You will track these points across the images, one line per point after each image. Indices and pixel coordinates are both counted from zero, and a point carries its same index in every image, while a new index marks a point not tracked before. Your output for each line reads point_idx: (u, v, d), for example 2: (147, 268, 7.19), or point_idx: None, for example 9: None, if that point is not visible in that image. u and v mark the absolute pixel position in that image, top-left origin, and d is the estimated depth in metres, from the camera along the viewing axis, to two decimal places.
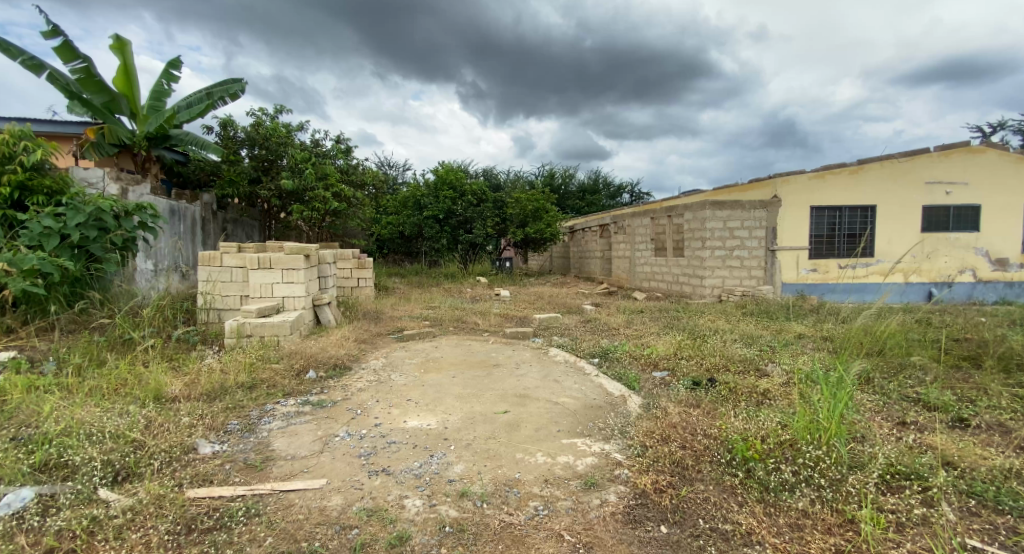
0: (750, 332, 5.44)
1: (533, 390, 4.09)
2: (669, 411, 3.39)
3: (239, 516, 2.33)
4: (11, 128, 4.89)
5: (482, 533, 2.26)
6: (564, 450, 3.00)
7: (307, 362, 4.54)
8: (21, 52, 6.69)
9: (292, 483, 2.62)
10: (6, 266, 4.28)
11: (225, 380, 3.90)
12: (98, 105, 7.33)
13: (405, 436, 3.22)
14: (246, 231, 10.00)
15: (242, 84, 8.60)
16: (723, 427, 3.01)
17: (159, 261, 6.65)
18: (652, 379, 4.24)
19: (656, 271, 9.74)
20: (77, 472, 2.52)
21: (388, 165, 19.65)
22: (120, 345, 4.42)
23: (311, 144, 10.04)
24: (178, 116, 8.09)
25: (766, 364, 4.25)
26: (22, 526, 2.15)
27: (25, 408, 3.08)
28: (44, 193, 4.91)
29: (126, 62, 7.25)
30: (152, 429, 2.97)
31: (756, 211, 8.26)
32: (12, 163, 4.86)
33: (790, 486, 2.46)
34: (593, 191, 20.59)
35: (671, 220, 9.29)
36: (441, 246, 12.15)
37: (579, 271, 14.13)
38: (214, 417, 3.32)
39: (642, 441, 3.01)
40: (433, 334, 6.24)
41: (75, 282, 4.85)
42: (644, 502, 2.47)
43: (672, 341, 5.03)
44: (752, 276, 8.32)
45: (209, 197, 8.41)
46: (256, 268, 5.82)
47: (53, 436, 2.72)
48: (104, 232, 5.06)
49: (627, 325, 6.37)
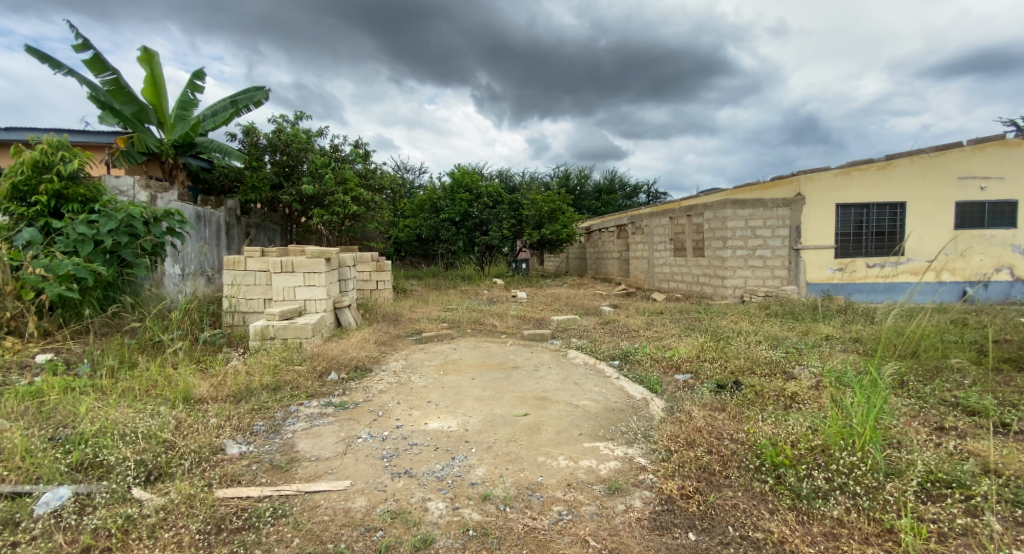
0: (774, 334, 5.33)
1: (553, 393, 4.07)
2: (693, 414, 3.34)
3: (266, 516, 2.36)
4: (50, 139, 5.01)
5: (506, 538, 2.25)
6: (586, 454, 2.97)
7: (329, 363, 4.60)
8: (56, 66, 6.95)
9: (317, 484, 2.65)
10: (43, 271, 4.42)
11: (251, 381, 3.97)
12: (129, 115, 7.56)
13: (427, 438, 3.23)
14: (268, 236, 10.19)
15: (265, 93, 8.80)
16: (750, 431, 2.95)
17: (186, 266, 6.80)
18: (675, 381, 4.18)
19: (676, 272, 9.62)
20: (111, 471, 2.58)
21: (404, 169, 19.83)
22: (150, 348, 4.54)
23: (330, 149, 10.19)
24: (203, 124, 8.29)
25: (794, 367, 4.15)
26: (60, 525, 2.20)
27: (62, 408, 3.18)
28: (78, 201, 5.07)
29: (154, 73, 7.45)
30: (182, 429, 3.04)
31: (779, 210, 8.11)
32: (49, 172, 4.98)
33: (824, 493, 2.38)
34: (609, 191, 20.49)
35: (690, 220, 9.16)
36: (457, 248, 12.19)
37: (596, 272, 14.06)
38: (240, 418, 3.38)
39: (666, 445, 2.97)
40: (451, 336, 6.27)
41: (107, 286, 5.00)
42: (671, 508, 2.43)
43: (695, 343, 4.96)
44: (775, 277, 8.16)
45: (233, 202, 8.60)
46: (279, 272, 5.90)
47: (88, 436, 2.80)
48: (134, 238, 5.21)
49: (647, 327, 6.30)
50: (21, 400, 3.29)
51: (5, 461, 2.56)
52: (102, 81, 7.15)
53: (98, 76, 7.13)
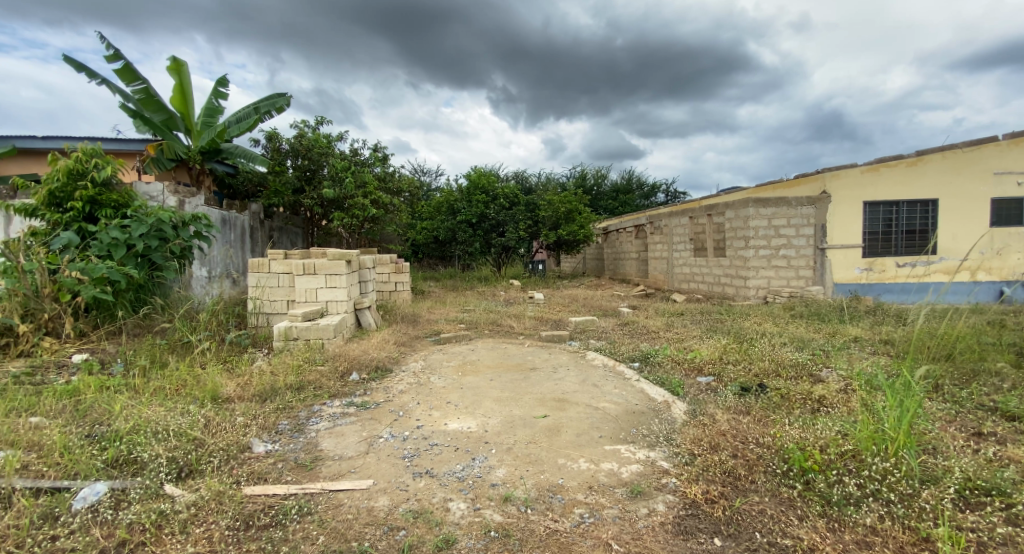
0: (799, 336, 5.21)
1: (572, 395, 4.05)
2: (717, 417, 3.28)
3: (292, 514, 2.41)
4: (84, 146, 5.17)
5: (528, 540, 2.25)
6: (607, 457, 2.95)
7: (351, 364, 4.66)
8: (89, 76, 7.19)
9: (340, 483, 2.68)
10: (79, 274, 4.58)
11: (275, 381, 4.04)
12: (158, 123, 7.79)
13: (447, 439, 3.25)
14: (291, 239, 10.37)
15: (287, 99, 8.96)
16: (776, 436, 2.89)
17: (213, 268, 6.97)
18: (697, 384, 4.12)
19: (696, 272, 9.48)
20: (145, 468, 2.65)
21: (421, 172, 20.00)
22: (180, 348, 4.65)
23: (350, 153, 10.33)
24: (228, 130, 8.48)
25: (821, 370, 4.06)
26: (97, 519, 2.27)
27: (98, 406, 3.29)
28: (111, 207, 5.24)
29: (182, 82, 7.65)
30: (211, 427, 3.11)
31: (803, 208, 7.92)
32: (84, 179, 5.13)
33: (855, 500, 2.33)
34: (626, 191, 20.34)
35: (711, 219, 9.04)
36: (474, 249, 12.23)
37: (614, 273, 13.96)
38: (266, 417, 3.45)
39: (689, 449, 2.93)
40: (470, 337, 6.30)
41: (139, 288, 5.15)
42: (696, 513, 2.40)
43: (717, 345, 4.88)
44: (800, 277, 8.01)
45: (257, 206, 8.78)
46: (302, 274, 6.01)
47: (123, 433, 2.89)
48: (164, 242, 5.36)
49: (667, 329, 6.23)
50: (59, 399, 3.41)
51: (45, 457, 2.65)
52: (134, 91, 7.38)
53: (129, 85, 7.35)
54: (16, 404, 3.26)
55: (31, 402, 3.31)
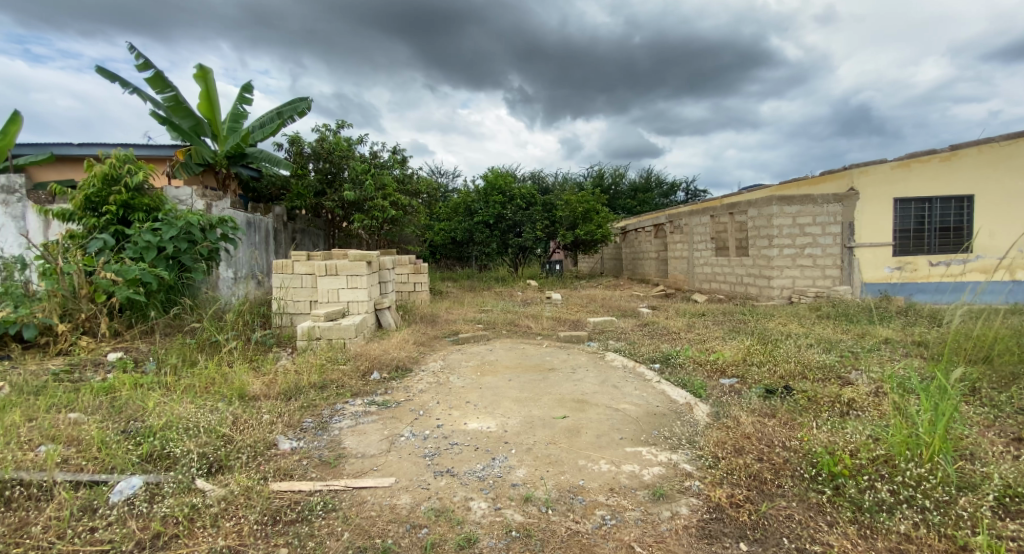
0: (827, 337, 5.09)
1: (591, 396, 4.03)
2: (741, 420, 3.23)
3: (318, 510, 2.45)
4: (117, 152, 5.33)
5: (550, 540, 2.25)
6: (628, 459, 2.93)
7: (372, 363, 4.72)
8: (121, 85, 7.43)
9: (364, 481, 2.72)
10: (114, 276, 4.75)
11: (300, 380, 4.12)
12: (186, 129, 8.00)
13: (467, 438, 3.27)
14: (312, 240, 10.54)
15: (308, 103, 9.12)
16: (804, 439, 2.83)
17: (239, 270, 7.12)
18: (720, 386, 4.07)
19: (718, 272, 9.34)
20: (177, 463, 2.73)
21: (437, 173, 20.16)
22: (208, 347, 4.77)
23: (370, 156, 10.48)
24: (253, 135, 8.67)
25: (850, 373, 3.96)
26: (133, 512, 2.34)
27: (132, 403, 3.40)
28: (143, 211, 5.41)
29: (208, 88, 7.83)
30: (239, 424, 3.19)
31: (829, 206, 7.77)
32: (118, 184, 5.30)
33: (888, 507, 2.26)
34: (645, 190, 20.17)
35: (733, 218, 8.90)
36: (491, 250, 12.28)
37: (632, 272, 13.85)
38: (291, 415, 3.51)
39: (713, 452, 2.89)
40: (488, 337, 6.33)
41: (169, 290, 5.30)
42: (721, 517, 2.37)
43: (741, 347, 4.80)
44: (826, 276, 7.85)
45: (280, 209, 8.95)
46: (324, 275, 6.10)
47: (157, 429, 2.97)
48: (192, 244, 5.51)
49: (688, 329, 6.16)
50: (96, 396, 3.53)
51: (83, 452, 2.74)
52: (163, 98, 7.60)
53: (159, 93, 7.57)
54: (56, 400, 3.39)
55: (69, 398, 3.44)
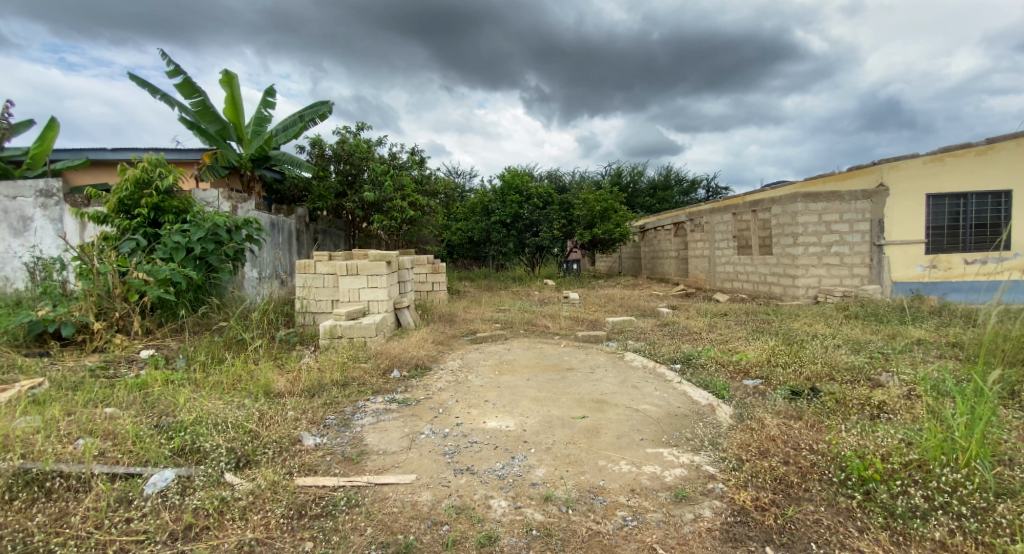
0: (856, 338, 4.96)
1: (611, 396, 4.00)
2: (766, 422, 3.17)
3: (342, 505, 2.49)
4: (149, 156, 5.48)
5: (571, 540, 2.24)
6: (650, 460, 2.90)
7: (392, 362, 4.76)
8: (152, 91, 7.64)
9: (386, 477, 2.75)
10: (145, 276, 4.90)
11: (323, 378, 4.18)
12: (213, 133, 8.19)
13: (487, 437, 3.28)
14: (333, 241, 10.71)
15: (329, 106, 9.25)
16: (832, 442, 2.77)
17: (263, 270, 7.27)
18: (743, 387, 4.01)
19: (740, 271, 9.19)
20: (207, 457, 2.80)
21: (455, 173, 20.27)
22: (235, 345, 4.88)
23: (389, 157, 10.59)
24: (276, 138, 8.82)
25: (880, 375, 3.86)
26: (165, 504, 2.41)
27: (164, 399, 3.50)
28: (173, 213, 5.56)
29: (233, 93, 8.01)
30: (265, 420, 3.26)
31: (858, 202, 7.58)
32: (149, 188, 5.46)
33: (922, 513, 2.20)
34: (664, 187, 19.94)
35: (756, 215, 8.74)
36: (508, 249, 12.30)
37: (651, 272, 13.70)
38: (315, 412, 3.57)
39: (737, 454, 2.85)
40: (505, 336, 6.34)
41: (197, 289, 5.44)
42: (745, 520, 2.33)
43: (765, 347, 4.71)
44: (854, 275, 7.66)
45: (302, 210, 9.10)
46: (345, 275, 6.18)
47: (187, 424, 3.05)
48: (219, 245, 5.64)
49: (710, 329, 6.08)
50: (130, 391, 3.65)
51: (119, 445, 2.83)
52: (191, 103, 7.79)
53: (188, 98, 7.76)
54: (93, 396, 3.50)
55: (105, 394, 3.55)
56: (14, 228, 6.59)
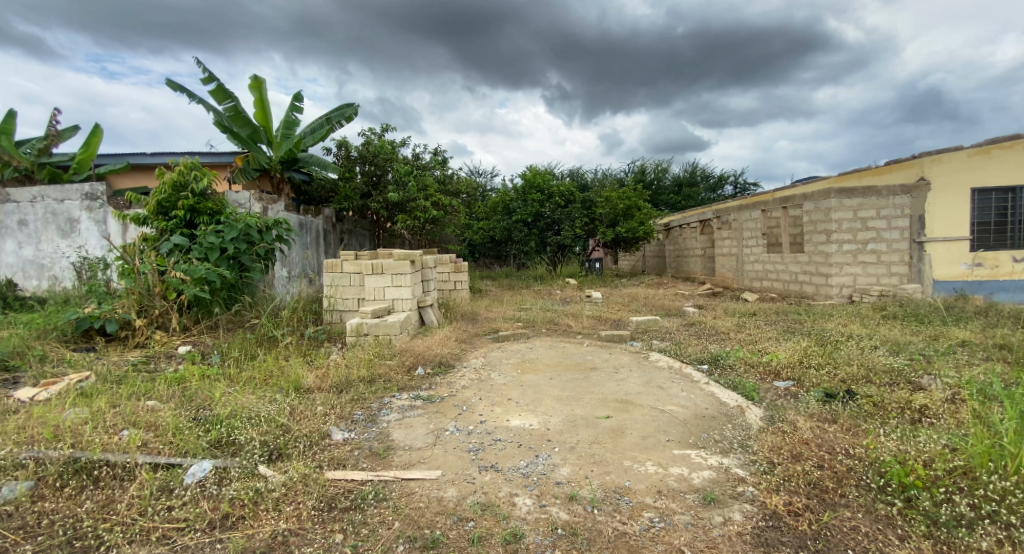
0: (895, 339, 4.78)
1: (636, 396, 3.96)
2: (799, 424, 3.09)
3: (370, 499, 2.52)
4: (185, 159, 5.67)
5: (597, 540, 2.23)
6: (677, 462, 2.86)
7: (416, 359, 4.81)
8: (188, 96, 7.88)
9: (412, 473, 2.78)
10: (182, 275, 5.07)
11: (350, 374, 4.25)
12: (245, 136, 8.40)
13: (510, 435, 3.28)
14: (358, 241, 10.89)
15: (355, 108, 9.38)
16: (870, 447, 2.69)
17: (292, 269, 7.44)
18: (774, 389, 3.91)
19: (770, 269, 8.99)
20: (242, 449, 2.88)
21: (476, 173, 20.28)
22: (266, 342, 5.00)
23: (412, 157, 10.69)
24: (304, 141, 9.01)
25: (921, 377, 3.71)
26: (204, 494, 2.48)
27: (201, 392, 3.61)
28: (208, 214, 5.72)
29: (262, 97, 8.20)
30: (296, 415, 3.33)
31: (896, 198, 7.33)
32: (185, 191, 5.65)
33: (968, 522, 2.11)
34: (690, 184, 19.61)
35: (786, 212, 8.52)
36: (530, 248, 12.28)
37: (676, 271, 13.50)
38: (343, 407, 3.63)
39: (768, 457, 2.78)
40: (528, 335, 6.33)
41: (231, 288, 5.59)
42: (778, 525, 2.27)
43: (797, 348, 4.58)
44: (892, 273, 7.42)
45: (329, 210, 9.26)
46: (370, 274, 6.26)
47: (223, 417, 3.14)
48: (251, 245, 5.80)
49: (738, 329, 5.95)
50: (169, 385, 3.77)
51: (160, 437, 2.93)
52: (225, 108, 8.00)
53: (221, 104, 7.99)
54: (136, 389, 3.64)
55: (147, 387, 3.68)
56: (62, 230, 6.90)
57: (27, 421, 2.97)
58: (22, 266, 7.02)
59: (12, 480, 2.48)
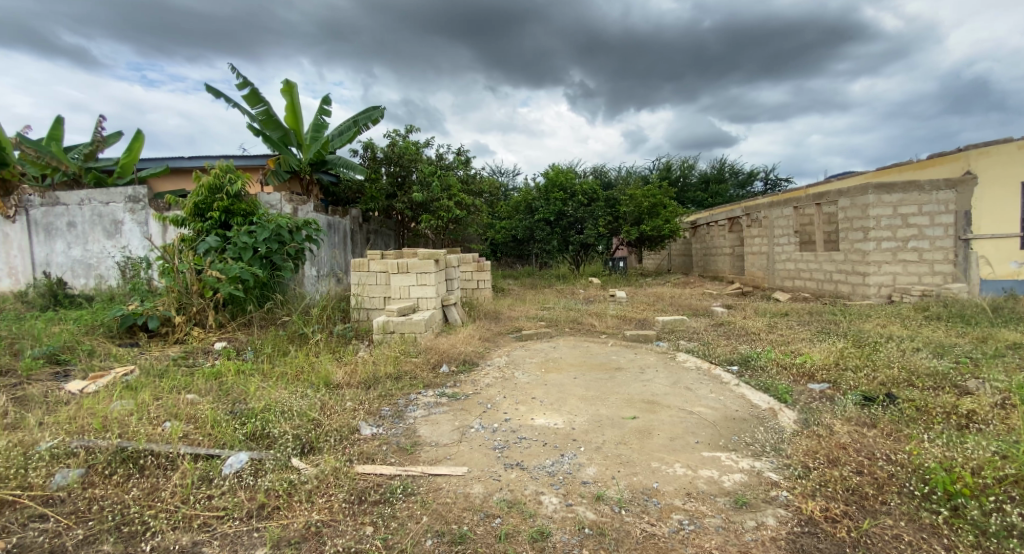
0: (939, 341, 4.59)
1: (663, 397, 3.91)
2: (835, 428, 2.99)
3: (398, 493, 2.56)
4: (221, 163, 5.83)
5: (624, 540, 2.21)
6: (706, 464, 2.80)
7: (441, 356, 4.85)
8: (223, 101, 8.11)
9: (439, 468, 2.81)
10: (218, 274, 5.24)
11: (377, 371, 4.31)
12: (276, 139, 8.60)
13: (535, 434, 3.27)
14: (383, 240, 11.05)
15: (381, 111, 9.51)
16: (912, 453, 2.59)
17: (320, 268, 7.59)
18: (808, 391, 3.80)
19: (802, 268, 8.75)
20: (276, 442, 2.95)
21: (498, 173, 20.29)
22: (297, 338, 5.11)
23: (436, 158, 10.77)
24: (332, 143, 9.17)
25: (968, 381, 3.55)
26: (241, 484, 2.56)
27: (236, 387, 3.72)
28: (241, 215, 5.90)
29: (293, 101, 8.39)
30: (326, 410, 3.40)
31: (940, 193, 7.03)
32: (220, 193, 5.82)
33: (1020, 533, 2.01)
34: (717, 180, 19.23)
35: (820, 209, 8.26)
36: (552, 247, 12.25)
37: (703, 270, 13.26)
38: (371, 403, 3.69)
39: (803, 461, 2.71)
40: (551, 334, 6.31)
41: (263, 286, 5.74)
42: (814, 531, 2.21)
43: (832, 349, 4.45)
44: (935, 273, 7.14)
45: (356, 210, 9.41)
46: (396, 272, 6.33)
47: (258, 411, 3.23)
48: (282, 245, 5.94)
49: (769, 330, 5.81)
50: (207, 379, 3.90)
51: (200, 429, 3.03)
52: (257, 112, 8.20)
53: (254, 108, 8.18)
54: (176, 383, 3.77)
55: (187, 381, 3.82)
56: (107, 230, 7.20)
57: (78, 412, 3.12)
58: (71, 266, 7.35)
59: (65, 467, 2.60)
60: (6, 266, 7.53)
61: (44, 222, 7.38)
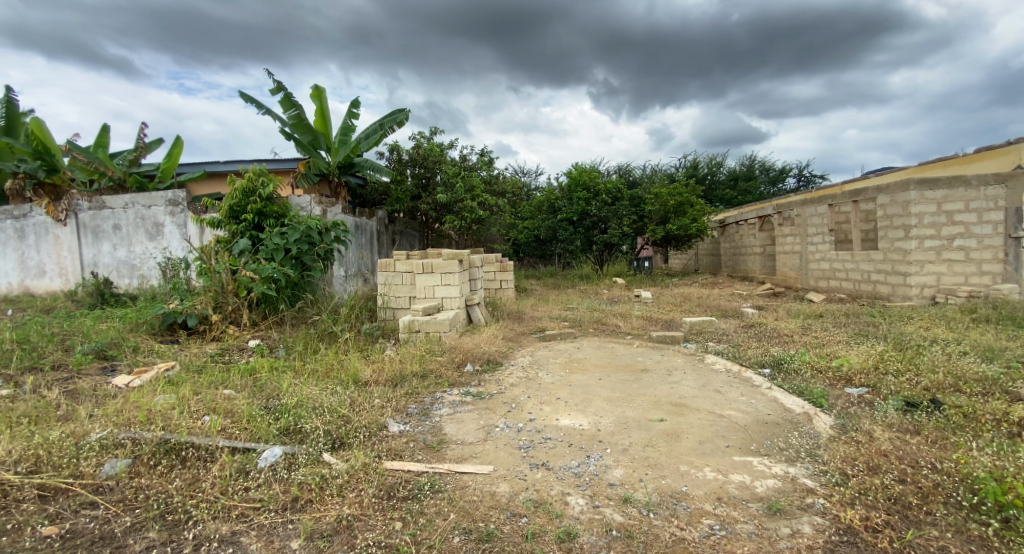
0: (986, 344, 4.38)
1: (692, 399, 3.84)
2: (875, 435, 2.89)
3: (426, 490, 2.58)
4: (254, 167, 5.99)
5: (653, 544, 2.17)
6: (738, 469, 2.74)
7: (466, 356, 4.87)
8: (256, 106, 8.33)
9: (465, 467, 2.82)
10: (252, 274, 5.40)
11: (404, 368, 4.37)
12: (306, 143, 8.79)
13: (561, 434, 3.25)
14: (409, 241, 11.18)
15: (406, 113, 9.62)
16: (960, 462, 2.48)
17: (348, 268, 7.73)
18: (845, 396, 3.68)
19: (837, 268, 8.49)
20: (308, 437, 3.01)
21: (522, 173, 20.26)
22: (326, 337, 5.21)
23: (460, 159, 10.85)
24: (360, 146, 9.32)
25: (1021, 388, 3.37)
26: (275, 477, 2.62)
27: (270, 383, 3.82)
28: (273, 217, 6.05)
29: (322, 106, 8.56)
30: (355, 406, 3.46)
31: (988, 188, 6.72)
32: (253, 196, 5.97)
33: None
34: (746, 178, 18.79)
35: (856, 206, 7.98)
36: (575, 247, 12.12)
37: (731, 270, 12.98)
38: (398, 401, 3.73)
39: (840, 468, 2.62)
40: (575, 334, 6.27)
41: (294, 286, 5.89)
42: (853, 540, 2.14)
43: (871, 353, 4.28)
44: (983, 273, 6.83)
45: (382, 211, 9.55)
46: (421, 272, 6.39)
47: (291, 407, 3.31)
48: (312, 245, 6.08)
49: (802, 332, 5.63)
50: (243, 375, 4.02)
51: (236, 423, 3.13)
52: (289, 116, 8.39)
53: (286, 112, 8.38)
54: (214, 378, 3.89)
55: (223, 377, 3.93)
56: (149, 232, 7.48)
57: (124, 405, 3.25)
58: (116, 266, 7.67)
59: (113, 457, 2.72)
60: (57, 267, 7.93)
61: (91, 224, 7.72)
